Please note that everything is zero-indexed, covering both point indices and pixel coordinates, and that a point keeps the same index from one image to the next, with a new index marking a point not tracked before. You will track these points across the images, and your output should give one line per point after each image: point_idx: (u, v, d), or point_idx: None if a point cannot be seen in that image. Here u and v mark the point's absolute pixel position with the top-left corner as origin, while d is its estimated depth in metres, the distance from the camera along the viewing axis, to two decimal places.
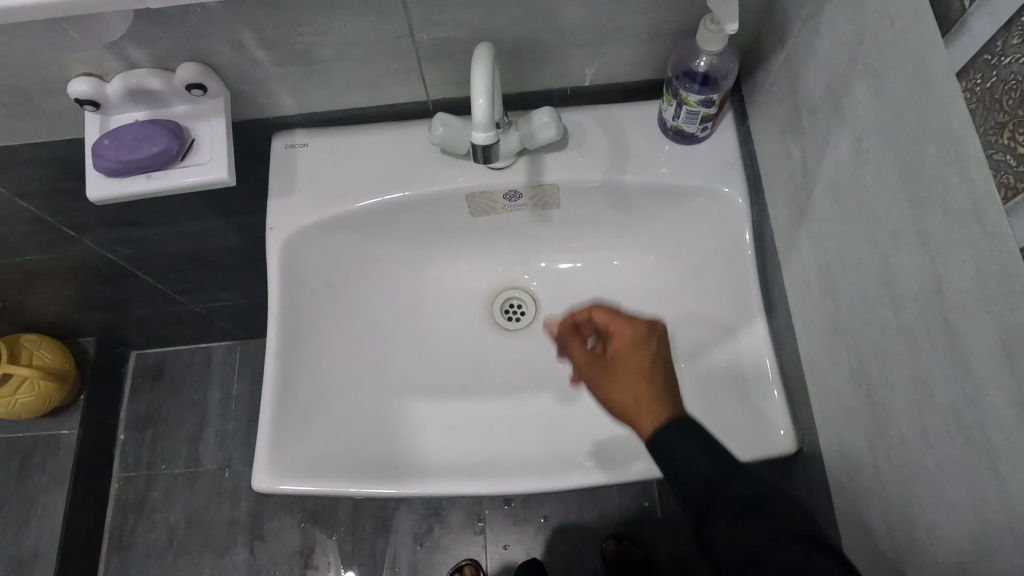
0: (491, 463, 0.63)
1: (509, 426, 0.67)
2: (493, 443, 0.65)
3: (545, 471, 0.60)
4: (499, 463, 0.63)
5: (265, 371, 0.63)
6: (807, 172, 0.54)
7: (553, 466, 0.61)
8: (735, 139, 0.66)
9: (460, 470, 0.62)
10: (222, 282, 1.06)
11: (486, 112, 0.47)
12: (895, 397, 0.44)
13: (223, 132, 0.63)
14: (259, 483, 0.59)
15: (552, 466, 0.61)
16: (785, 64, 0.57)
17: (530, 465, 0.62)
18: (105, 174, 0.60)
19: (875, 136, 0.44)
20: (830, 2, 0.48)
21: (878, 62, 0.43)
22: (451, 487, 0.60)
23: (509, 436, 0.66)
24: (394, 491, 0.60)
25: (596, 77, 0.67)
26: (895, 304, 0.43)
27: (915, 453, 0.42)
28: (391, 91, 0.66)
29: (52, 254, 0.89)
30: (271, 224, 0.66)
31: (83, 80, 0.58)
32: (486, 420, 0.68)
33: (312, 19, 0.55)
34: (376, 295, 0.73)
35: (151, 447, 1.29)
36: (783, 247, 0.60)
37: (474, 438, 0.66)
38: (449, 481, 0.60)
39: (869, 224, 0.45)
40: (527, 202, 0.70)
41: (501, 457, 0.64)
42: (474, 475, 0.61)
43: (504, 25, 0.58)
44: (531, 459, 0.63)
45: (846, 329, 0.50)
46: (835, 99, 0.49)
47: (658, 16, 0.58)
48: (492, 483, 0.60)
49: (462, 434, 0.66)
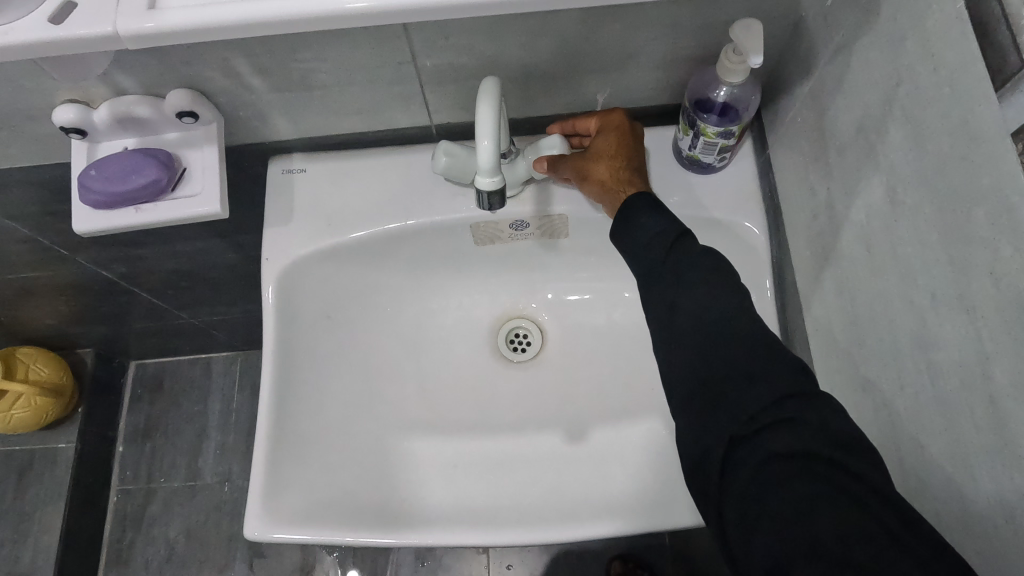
0: (493, 510, 0.60)
1: (512, 467, 0.64)
2: (495, 485, 0.63)
3: (549, 521, 0.57)
4: (502, 510, 0.60)
5: (260, 410, 0.60)
6: (833, 214, 0.51)
7: (558, 513, 0.58)
8: (754, 169, 0.63)
9: (459, 517, 0.59)
10: (221, 299, 1.03)
11: (493, 154, 0.44)
12: (931, 469, 0.41)
13: (216, 162, 0.60)
14: (252, 530, 0.57)
15: (557, 514, 0.58)
16: (811, 95, 0.53)
17: (533, 512, 0.59)
18: (91, 206, 0.57)
19: (914, 187, 0.40)
20: (865, 36, 0.44)
21: (918, 108, 0.39)
22: (450, 539, 0.57)
23: (512, 477, 0.63)
24: (392, 540, 0.57)
25: (608, 103, 0.63)
26: (933, 370, 0.40)
27: (955, 533, 0.39)
28: (392, 116, 0.62)
29: (44, 272, 0.86)
30: (267, 255, 0.64)
31: (68, 108, 0.55)
32: (488, 459, 0.65)
33: (309, 47, 0.52)
34: (377, 325, 0.70)
35: (150, 461, 1.26)
36: (805, 289, 0.57)
37: (474, 479, 0.63)
38: (448, 530, 0.58)
39: (905, 280, 0.42)
40: (534, 232, 0.66)
41: (503, 501, 0.61)
42: (473, 523, 0.58)
43: (512, 50, 0.54)
44: (534, 504, 0.60)
45: (876, 387, 0.47)
46: (868, 142, 0.45)
47: (676, 43, 0.55)
48: (496, 533, 0.57)
49: (463, 476, 0.64)
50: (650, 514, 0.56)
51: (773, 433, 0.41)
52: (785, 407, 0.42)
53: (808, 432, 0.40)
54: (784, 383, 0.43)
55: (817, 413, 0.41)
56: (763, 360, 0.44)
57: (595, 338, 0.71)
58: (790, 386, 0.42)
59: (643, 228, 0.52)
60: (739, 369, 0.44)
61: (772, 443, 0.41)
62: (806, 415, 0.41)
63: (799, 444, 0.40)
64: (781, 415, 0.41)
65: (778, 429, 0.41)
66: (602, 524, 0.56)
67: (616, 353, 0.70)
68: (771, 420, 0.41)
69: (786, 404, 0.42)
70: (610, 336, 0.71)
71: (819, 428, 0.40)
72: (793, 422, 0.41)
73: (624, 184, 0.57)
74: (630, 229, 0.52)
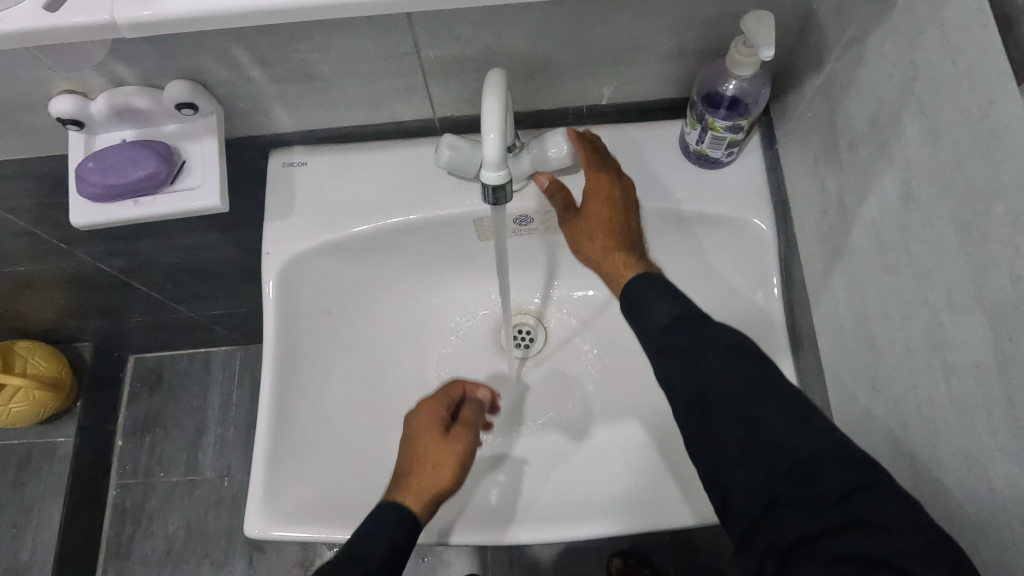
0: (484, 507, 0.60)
1: (507, 466, 0.64)
2: (489, 483, 0.62)
3: (534, 522, 0.56)
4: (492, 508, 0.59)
5: (260, 408, 0.60)
6: (844, 211, 0.50)
7: (548, 514, 0.58)
8: (762, 165, 0.62)
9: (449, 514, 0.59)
10: (221, 293, 1.02)
11: (499, 148, 0.43)
12: (943, 472, 0.40)
13: (215, 154, 0.59)
14: (252, 528, 0.56)
15: (546, 516, 0.57)
16: (822, 89, 0.52)
17: (523, 513, 0.58)
18: (90, 199, 0.57)
19: (929, 185, 0.40)
20: (879, 28, 0.43)
21: (935, 102, 0.38)
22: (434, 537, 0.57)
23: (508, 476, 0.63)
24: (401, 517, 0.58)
25: (615, 96, 0.62)
26: (947, 372, 0.39)
27: (969, 535, 0.38)
28: (395, 108, 0.61)
29: (41, 265, 0.85)
30: (267, 248, 0.63)
31: (66, 99, 0.54)
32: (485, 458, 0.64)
33: (311, 37, 0.51)
34: (379, 322, 0.69)
35: (150, 455, 1.25)
36: (814, 287, 0.56)
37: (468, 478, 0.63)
38: (434, 528, 0.58)
39: (919, 279, 0.41)
40: (537, 227, 0.66)
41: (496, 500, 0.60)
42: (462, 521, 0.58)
43: (518, 42, 0.53)
44: (527, 505, 0.60)
45: (887, 387, 0.46)
46: (881, 137, 0.44)
47: (685, 35, 0.54)
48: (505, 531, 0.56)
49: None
50: (659, 512, 0.55)
51: (840, 533, 0.37)
52: (852, 504, 0.37)
53: (878, 535, 0.36)
54: (850, 477, 0.38)
55: (896, 516, 0.36)
56: (797, 445, 0.40)
57: (598, 335, 0.71)
58: (851, 480, 0.38)
59: (655, 315, 0.50)
60: (787, 462, 0.40)
61: (836, 545, 0.36)
62: (880, 515, 0.36)
63: (869, 548, 0.36)
64: (850, 517, 0.37)
65: (847, 532, 0.37)
66: (591, 526, 0.55)
67: (619, 352, 0.69)
68: (840, 522, 0.37)
69: (853, 501, 0.37)
70: (613, 334, 0.70)
71: (893, 529, 0.36)
72: (863, 524, 0.36)
73: (621, 267, 0.57)
74: (644, 312, 0.51)
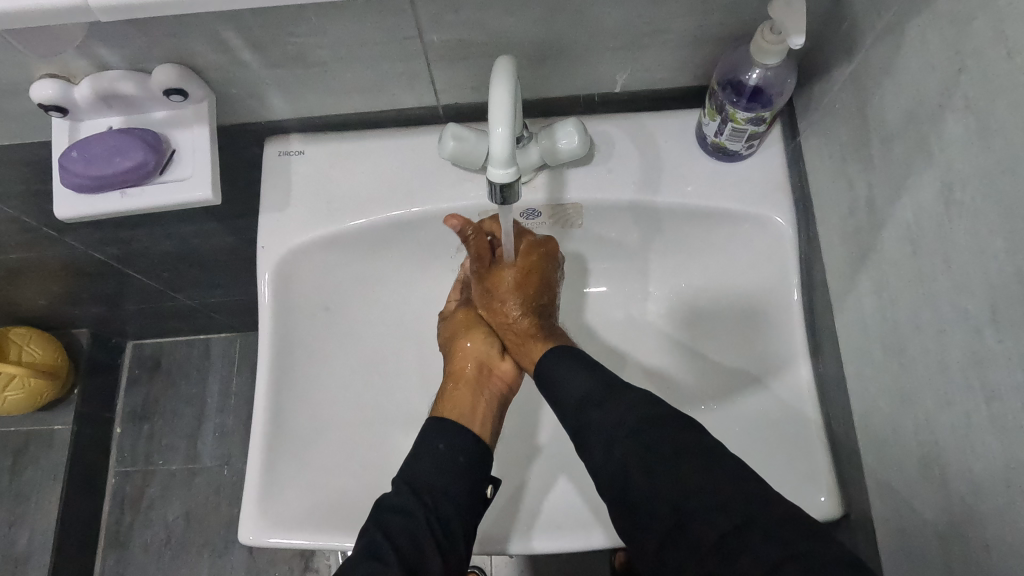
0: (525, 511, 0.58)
1: (535, 467, 0.63)
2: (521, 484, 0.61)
3: (568, 526, 0.56)
4: (534, 512, 0.58)
5: (255, 411, 0.58)
6: (874, 211, 0.47)
7: (573, 516, 0.57)
8: (782, 158, 0.59)
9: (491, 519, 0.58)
10: (220, 281, 0.99)
11: (508, 143, 0.40)
12: (980, 496, 0.38)
13: (206, 144, 0.56)
14: (246, 535, 0.55)
15: (574, 519, 0.57)
16: (852, 78, 0.49)
17: (565, 516, 0.58)
18: (74, 190, 0.54)
19: (973, 188, 0.37)
20: (921, 15, 0.40)
21: (984, 101, 0.35)
22: (480, 546, 0.57)
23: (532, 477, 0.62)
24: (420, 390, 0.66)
25: (628, 84, 0.58)
26: (988, 392, 0.37)
27: (1009, 568, 0.36)
28: (397, 95, 0.58)
29: (32, 253, 0.82)
30: (263, 243, 0.60)
31: (48, 84, 0.51)
32: (512, 463, 0.64)
33: (306, 19, 0.47)
34: (381, 319, 0.67)
35: (149, 442, 1.23)
36: (837, 288, 0.53)
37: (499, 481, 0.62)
38: (481, 537, 0.57)
39: (958, 289, 0.38)
40: (546, 221, 0.63)
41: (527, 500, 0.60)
42: (504, 529, 0.57)
43: (526, 26, 0.50)
44: (558, 508, 0.59)
45: (919, 401, 0.43)
46: (918, 134, 0.41)
47: (704, 19, 0.50)
48: (536, 542, 0.55)
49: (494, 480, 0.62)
50: None
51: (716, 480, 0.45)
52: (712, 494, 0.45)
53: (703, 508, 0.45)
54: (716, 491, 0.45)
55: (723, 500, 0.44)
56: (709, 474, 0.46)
57: (625, 329, 0.67)
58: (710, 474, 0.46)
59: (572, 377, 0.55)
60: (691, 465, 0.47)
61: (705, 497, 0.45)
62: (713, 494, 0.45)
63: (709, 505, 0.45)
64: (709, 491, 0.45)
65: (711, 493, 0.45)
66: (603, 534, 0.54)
67: (650, 346, 0.66)
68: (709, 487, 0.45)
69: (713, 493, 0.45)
70: (643, 333, 0.67)
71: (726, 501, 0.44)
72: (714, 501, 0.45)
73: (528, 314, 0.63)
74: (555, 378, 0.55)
